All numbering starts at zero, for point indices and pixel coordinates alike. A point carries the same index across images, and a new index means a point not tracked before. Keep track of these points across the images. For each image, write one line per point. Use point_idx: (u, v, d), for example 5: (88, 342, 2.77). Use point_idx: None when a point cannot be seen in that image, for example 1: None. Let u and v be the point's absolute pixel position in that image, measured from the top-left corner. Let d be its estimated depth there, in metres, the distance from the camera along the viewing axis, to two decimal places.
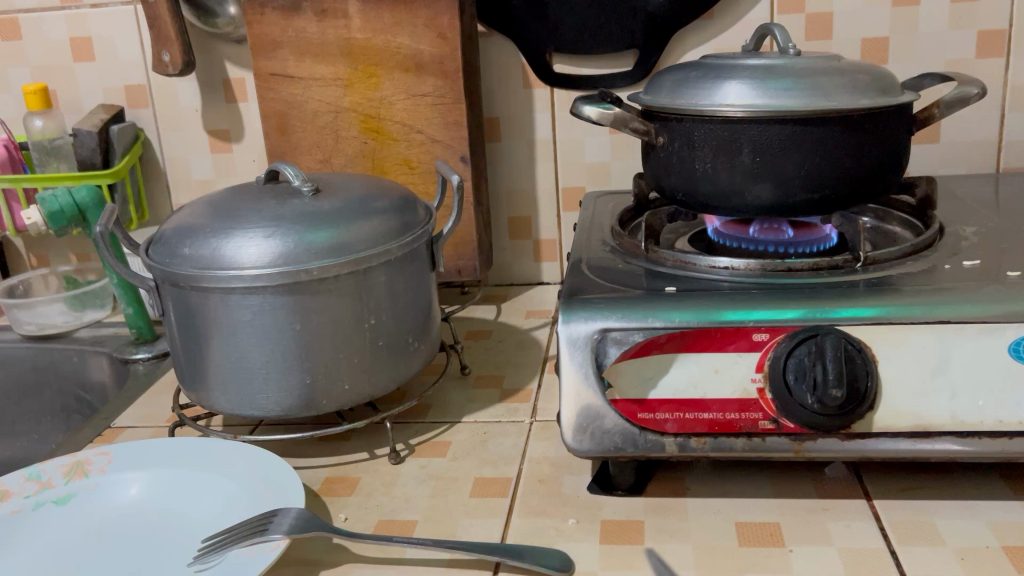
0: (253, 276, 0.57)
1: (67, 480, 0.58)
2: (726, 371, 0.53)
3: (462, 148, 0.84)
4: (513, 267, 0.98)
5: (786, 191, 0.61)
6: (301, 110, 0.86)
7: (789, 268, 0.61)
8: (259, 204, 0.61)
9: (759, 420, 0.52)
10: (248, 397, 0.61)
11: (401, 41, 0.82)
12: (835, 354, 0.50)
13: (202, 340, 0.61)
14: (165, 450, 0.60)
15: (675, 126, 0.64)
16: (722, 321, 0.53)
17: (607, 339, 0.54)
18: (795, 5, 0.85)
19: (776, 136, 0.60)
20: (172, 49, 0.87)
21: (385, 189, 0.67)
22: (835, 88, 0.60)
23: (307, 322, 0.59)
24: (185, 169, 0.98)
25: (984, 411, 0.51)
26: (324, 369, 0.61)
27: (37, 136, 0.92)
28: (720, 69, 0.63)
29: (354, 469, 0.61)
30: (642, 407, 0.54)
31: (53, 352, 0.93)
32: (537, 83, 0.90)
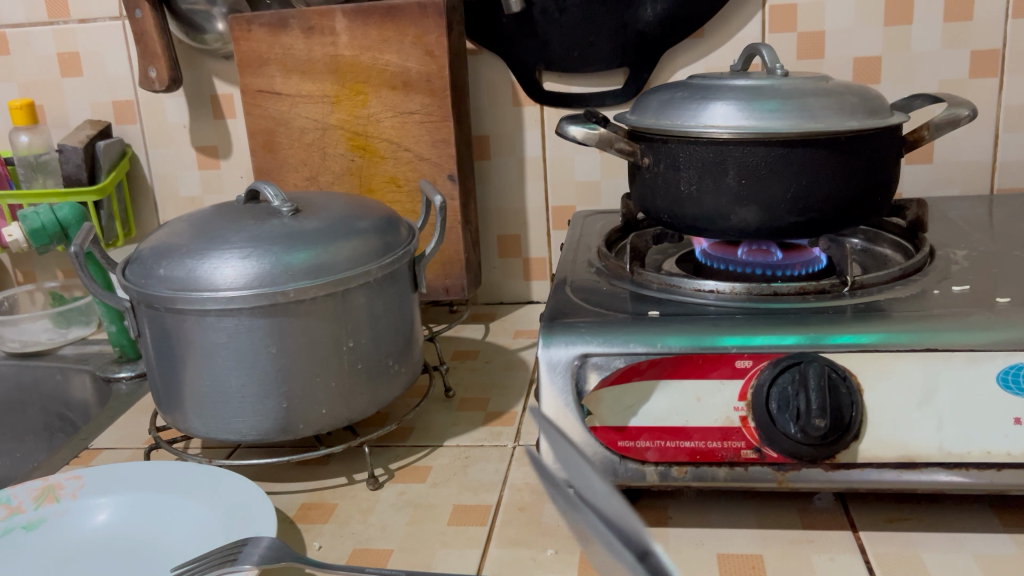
0: (229, 298, 0.56)
1: (38, 505, 0.57)
2: (708, 399, 0.51)
3: (449, 166, 0.83)
4: (503, 286, 0.97)
5: (772, 214, 0.60)
6: (289, 128, 0.86)
7: (775, 292, 0.60)
8: (237, 224, 0.61)
9: (742, 449, 0.51)
10: (225, 421, 0.60)
11: (388, 59, 0.81)
12: (818, 384, 0.49)
13: (178, 362, 0.60)
14: (139, 473, 0.59)
15: (660, 147, 0.63)
16: (704, 348, 0.52)
17: (587, 364, 0.53)
18: (787, 23, 0.84)
19: (762, 159, 0.59)
20: (160, 65, 0.86)
21: (367, 209, 0.66)
22: (822, 110, 0.59)
23: (284, 345, 0.58)
24: (172, 186, 0.98)
25: (973, 441, 0.49)
26: (301, 393, 0.60)
27: (24, 152, 0.92)
28: (706, 91, 0.62)
29: (332, 495, 0.60)
30: (622, 435, 0.52)
31: (36, 370, 0.92)
32: (527, 101, 0.90)
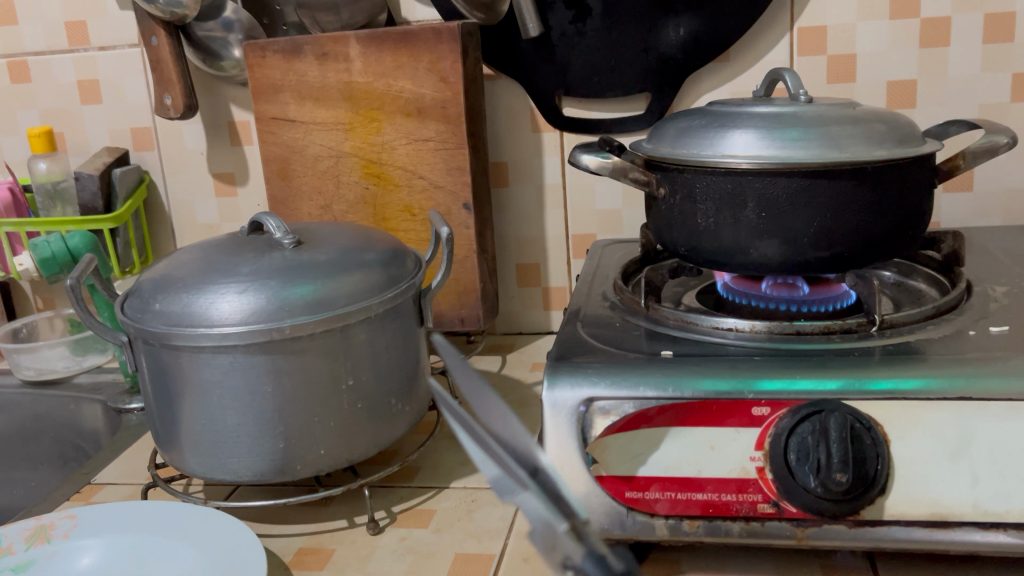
0: (223, 334, 0.54)
1: (28, 546, 0.55)
2: (722, 448, 0.48)
3: (465, 195, 0.81)
4: (522, 316, 0.94)
5: (795, 249, 0.57)
6: (303, 155, 0.84)
7: (798, 331, 0.57)
8: (236, 257, 0.59)
9: (758, 503, 0.48)
10: (220, 461, 0.58)
11: (402, 85, 0.79)
12: (840, 435, 0.45)
13: (174, 399, 0.58)
14: (130, 515, 0.57)
15: (676, 178, 0.60)
16: (718, 393, 0.49)
17: (593, 410, 0.50)
18: (816, 46, 0.81)
19: (783, 190, 0.56)
20: (174, 92, 0.86)
21: (372, 241, 0.64)
22: (848, 139, 0.56)
23: (280, 383, 0.56)
24: (189, 213, 0.97)
25: (1011, 500, 0.45)
26: (298, 433, 0.57)
27: (42, 179, 0.92)
28: (725, 119, 0.59)
29: (330, 539, 0.58)
30: (630, 485, 0.49)
31: (50, 399, 0.91)
32: (546, 127, 0.87)
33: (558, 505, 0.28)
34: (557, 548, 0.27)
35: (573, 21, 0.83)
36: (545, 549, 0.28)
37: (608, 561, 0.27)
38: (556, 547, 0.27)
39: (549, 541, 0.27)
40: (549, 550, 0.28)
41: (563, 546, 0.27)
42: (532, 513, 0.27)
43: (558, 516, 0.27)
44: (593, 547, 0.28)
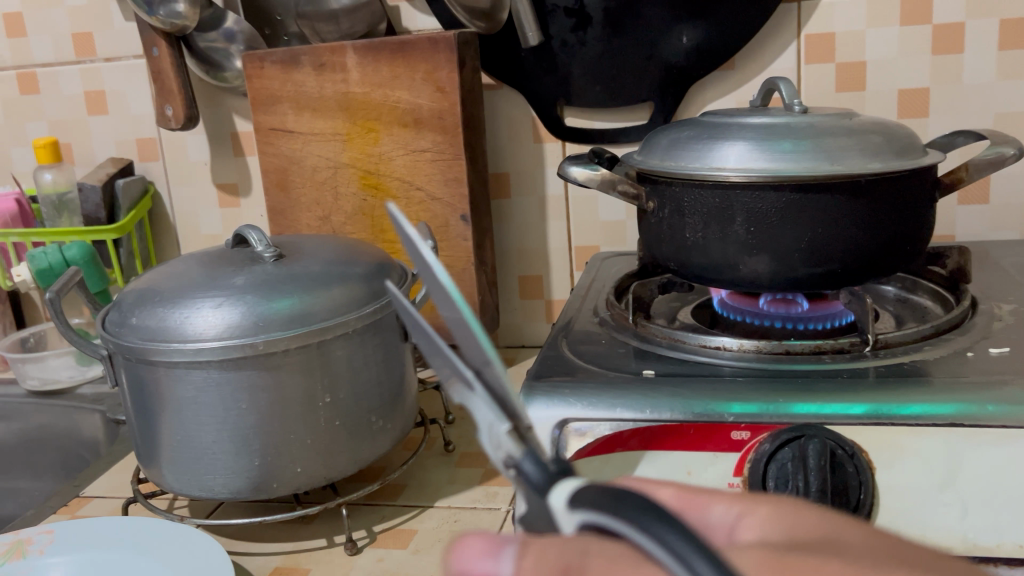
0: (197, 350, 0.53)
1: (4, 561, 0.55)
2: (699, 473, 0.46)
3: (463, 207, 0.80)
4: (524, 328, 0.93)
5: (785, 265, 0.55)
6: (301, 166, 0.84)
7: (788, 350, 0.55)
8: (216, 271, 0.58)
9: None
10: (196, 478, 0.57)
11: (399, 95, 0.79)
12: (819, 462, 0.43)
13: (152, 414, 0.57)
14: (105, 531, 0.56)
15: (665, 191, 0.58)
16: (697, 416, 0.47)
17: (568, 432, 0.48)
18: (824, 53, 0.79)
19: (772, 205, 0.53)
20: (176, 103, 0.85)
21: (356, 254, 0.63)
22: (841, 150, 0.54)
23: (255, 400, 0.55)
24: (194, 223, 0.97)
25: (1005, 533, 0.43)
26: (274, 451, 0.56)
27: (48, 189, 0.92)
28: (716, 131, 0.57)
29: (307, 559, 0.57)
30: None
31: (54, 409, 0.91)
32: (548, 137, 0.86)
33: (502, 407, 0.29)
34: (501, 448, 0.28)
35: (574, 29, 0.81)
36: (493, 449, 0.29)
37: (545, 463, 0.27)
38: (501, 447, 0.29)
39: (495, 440, 0.29)
40: (495, 448, 0.29)
41: (507, 445, 0.28)
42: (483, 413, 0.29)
43: (501, 417, 0.28)
44: (535, 450, 0.28)
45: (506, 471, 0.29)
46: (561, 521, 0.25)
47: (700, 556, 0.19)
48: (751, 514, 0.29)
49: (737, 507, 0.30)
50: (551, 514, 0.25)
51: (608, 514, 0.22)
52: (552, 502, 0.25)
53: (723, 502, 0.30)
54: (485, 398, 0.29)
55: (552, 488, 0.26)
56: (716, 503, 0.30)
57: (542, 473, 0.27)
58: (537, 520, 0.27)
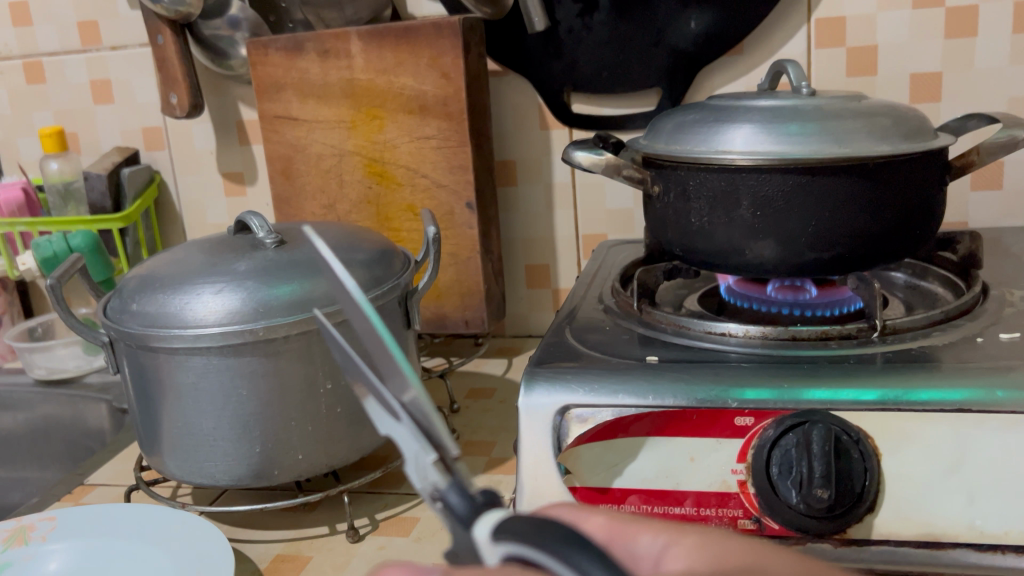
0: (197, 336, 0.53)
1: (5, 548, 0.55)
2: (703, 460, 0.46)
3: (468, 194, 0.79)
4: (531, 318, 0.92)
5: (792, 250, 0.54)
6: (306, 154, 0.83)
7: (794, 336, 0.54)
8: (216, 258, 0.58)
9: (738, 518, 0.45)
10: (198, 465, 0.56)
11: (404, 82, 0.78)
12: (823, 448, 0.43)
13: (154, 401, 0.57)
14: (105, 518, 0.56)
15: (670, 174, 0.57)
16: (700, 401, 0.46)
17: (569, 417, 0.48)
18: (834, 38, 0.78)
19: (778, 188, 0.52)
20: (180, 91, 0.85)
21: (358, 240, 0.62)
22: (849, 133, 0.53)
23: (255, 387, 0.54)
24: (200, 212, 0.96)
25: (1011, 520, 0.42)
26: (275, 438, 0.56)
27: (54, 179, 0.92)
28: (722, 114, 0.57)
29: (309, 547, 0.56)
30: (605, 497, 0.46)
31: (61, 398, 0.91)
32: (555, 124, 0.85)
33: (429, 438, 0.33)
34: (427, 479, 0.32)
35: (580, 15, 0.80)
36: (421, 479, 0.33)
37: (470, 494, 0.31)
38: (428, 478, 0.32)
39: (422, 471, 0.33)
40: (423, 480, 0.33)
41: (433, 476, 0.32)
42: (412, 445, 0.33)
43: (429, 448, 0.33)
44: (460, 481, 0.32)
45: (433, 502, 0.32)
46: (487, 552, 0.28)
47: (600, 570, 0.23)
48: (677, 543, 0.33)
49: (663, 537, 0.33)
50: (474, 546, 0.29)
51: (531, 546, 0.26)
52: (480, 535, 0.29)
53: (650, 532, 0.33)
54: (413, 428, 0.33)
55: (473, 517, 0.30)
56: (644, 533, 0.33)
57: (467, 504, 0.31)
58: (462, 548, 0.31)
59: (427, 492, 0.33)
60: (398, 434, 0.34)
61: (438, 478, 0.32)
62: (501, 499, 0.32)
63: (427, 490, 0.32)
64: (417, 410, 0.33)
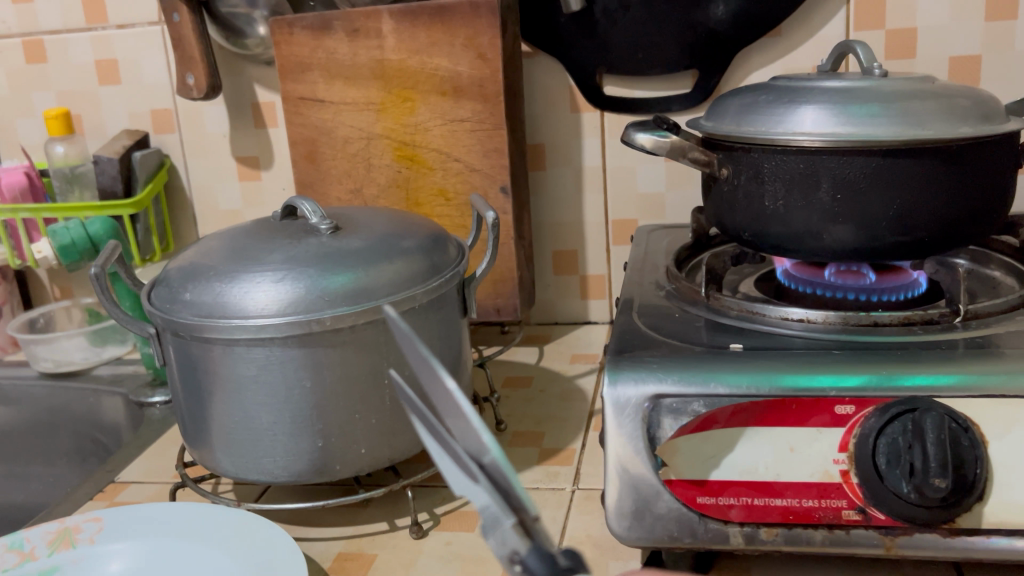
0: (259, 326, 0.50)
1: (52, 551, 0.52)
2: (803, 450, 0.44)
3: (502, 178, 0.77)
4: (558, 305, 0.90)
5: (871, 234, 0.53)
6: (332, 137, 0.80)
7: (874, 322, 0.53)
8: (271, 245, 0.55)
9: (843, 510, 0.44)
10: (254, 461, 0.54)
11: (437, 62, 0.76)
12: (937, 437, 0.42)
13: (206, 394, 0.54)
14: (160, 516, 0.54)
15: (742, 157, 0.56)
16: (796, 390, 0.45)
17: (660, 407, 0.46)
18: (873, 20, 0.77)
19: (860, 170, 0.51)
20: (198, 71, 0.82)
21: (412, 226, 0.60)
22: (929, 115, 0.52)
23: (319, 378, 0.52)
24: (212, 198, 0.93)
25: None
26: (338, 431, 0.53)
27: (59, 163, 0.88)
28: (793, 94, 0.55)
29: (372, 544, 0.54)
30: (702, 491, 0.45)
31: (70, 392, 0.88)
32: (586, 107, 0.83)
33: (507, 499, 0.27)
34: (504, 543, 0.27)
35: None
36: (498, 545, 0.27)
37: (555, 559, 0.26)
38: (505, 543, 0.27)
39: (498, 534, 0.27)
40: (499, 545, 0.27)
41: (511, 540, 0.27)
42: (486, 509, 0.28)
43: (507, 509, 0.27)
44: (542, 545, 0.27)
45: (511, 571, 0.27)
46: None
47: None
48: None
49: None
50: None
51: None
52: None
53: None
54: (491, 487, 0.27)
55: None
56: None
57: (549, 571, 0.26)
58: None
59: (503, 557, 0.27)
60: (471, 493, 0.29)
61: (517, 543, 0.27)
62: (586, 565, 0.26)
63: (503, 555, 0.27)
64: (495, 469, 0.27)
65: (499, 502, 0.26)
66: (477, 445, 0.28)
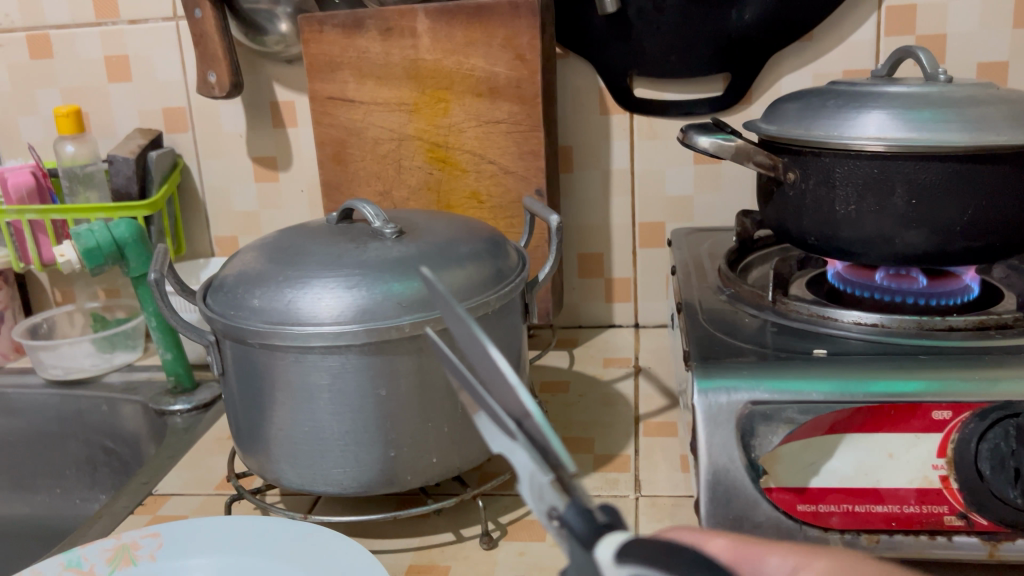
0: (336, 334, 0.49)
1: (112, 568, 0.50)
2: (902, 456, 0.44)
3: (538, 181, 0.76)
4: (582, 308, 0.90)
5: (945, 239, 0.53)
6: (361, 138, 0.79)
7: (950, 327, 0.53)
8: (337, 249, 0.54)
9: (944, 515, 0.44)
10: (323, 472, 0.52)
11: (474, 63, 0.74)
12: None
13: (271, 403, 0.52)
14: (222, 532, 0.52)
15: (811, 162, 0.55)
16: (894, 395, 0.45)
17: (755, 415, 0.46)
18: (905, 26, 0.78)
19: (936, 176, 0.52)
20: (220, 69, 0.79)
21: (472, 229, 0.59)
22: (1004, 119, 0.52)
23: (395, 387, 0.51)
24: (227, 200, 0.91)
25: None
26: (411, 440, 0.52)
27: (68, 162, 0.85)
28: (861, 98, 0.55)
29: (442, 556, 0.53)
30: (802, 497, 0.45)
31: (81, 400, 0.85)
32: (616, 109, 0.83)
33: (544, 456, 0.27)
34: (544, 499, 0.27)
35: None
36: (535, 499, 0.28)
37: (592, 514, 0.27)
38: (544, 498, 0.28)
39: (538, 490, 0.28)
40: (537, 498, 0.28)
41: (550, 497, 0.27)
42: (525, 465, 0.28)
43: (546, 468, 0.27)
44: (580, 500, 0.27)
45: (549, 522, 0.28)
46: None
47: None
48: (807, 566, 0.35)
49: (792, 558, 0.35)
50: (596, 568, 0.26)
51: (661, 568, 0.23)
52: (601, 557, 0.25)
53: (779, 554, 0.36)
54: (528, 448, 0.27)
55: (598, 542, 0.26)
56: (771, 555, 0.36)
57: (589, 527, 0.27)
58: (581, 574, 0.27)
59: (541, 510, 0.28)
60: (508, 449, 0.29)
61: (557, 499, 0.27)
62: (621, 519, 0.27)
63: (543, 509, 0.28)
64: (533, 427, 0.27)
65: (538, 460, 0.27)
66: (515, 403, 0.28)
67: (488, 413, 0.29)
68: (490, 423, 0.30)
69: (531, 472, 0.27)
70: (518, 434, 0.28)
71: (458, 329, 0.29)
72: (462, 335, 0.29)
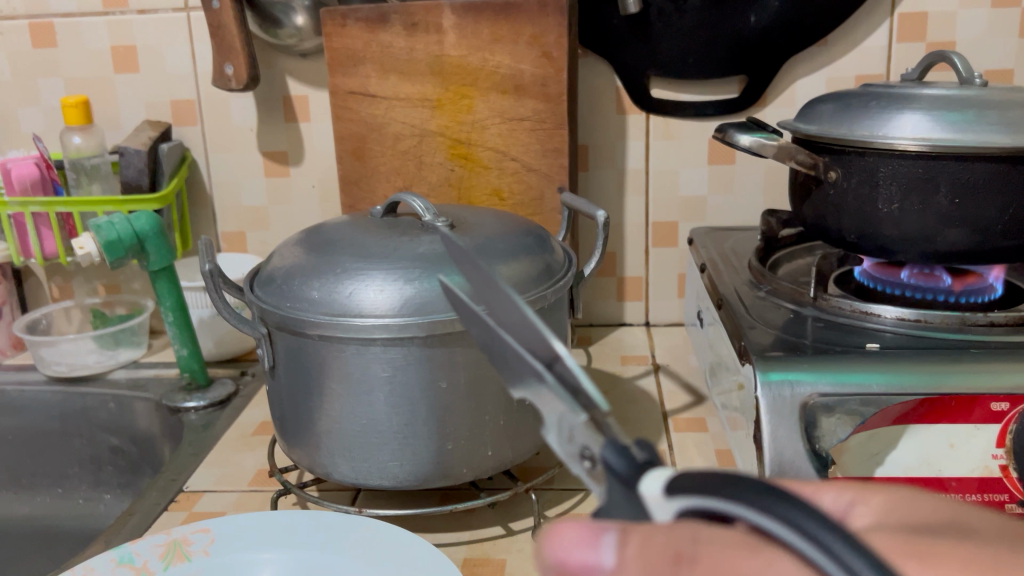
0: (401, 326, 0.48)
1: (165, 565, 0.49)
2: (963, 446, 0.46)
3: (561, 177, 0.76)
4: (594, 307, 0.91)
5: (985, 238, 0.55)
6: (382, 134, 0.78)
7: (991, 322, 0.55)
8: (391, 240, 0.53)
9: (1005, 503, 0.45)
10: (378, 465, 0.52)
11: (499, 60, 0.74)
12: None
13: (327, 396, 0.52)
14: (274, 528, 0.51)
15: (854, 161, 0.57)
16: (954, 387, 0.46)
17: (816, 408, 0.46)
18: (915, 32, 0.80)
19: (980, 176, 0.53)
20: (237, 61, 0.78)
21: (518, 224, 0.59)
22: None
23: (455, 379, 0.51)
24: (235, 195, 0.89)
25: None
26: (468, 433, 0.52)
27: (74, 154, 0.83)
28: (903, 99, 0.56)
29: (495, 549, 0.53)
30: None
31: (85, 398, 0.82)
32: (632, 109, 0.83)
33: (576, 397, 0.27)
34: (576, 440, 0.27)
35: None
36: (564, 441, 0.27)
37: (630, 452, 0.26)
38: (575, 438, 0.27)
39: (568, 431, 0.27)
40: (568, 440, 0.27)
41: (581, 436, 0.27)
42: (554, 408, 0.28)
43: (577, 408, 0.27)
44: (614, 439, 0.26)
45: (579, 464, 0.27)
46: (657, 509, 0.24)
47: (852, 547, 0.19)
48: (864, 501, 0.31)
49: (848, 494, 0.31)
50: (640, 504, 0.24)
51: (712, 496, 0.22)
52: (647, 492, 0.24)
53: (833, 491, 0.31)
54: (555, 388, 0.27)
55: (640, 479, 0.25)
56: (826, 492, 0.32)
57: (627, 465, 0.25)
58: (619, 512, 0.26)
59: (573, 456, 0.27)
60: (537, 398, 0.29)
61: (589, 439, 0.27)
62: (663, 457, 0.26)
63: (574, 450, 0.27)
64: (562, 370, 0.28)
65: (569, 403, 0.27)
66: (542, 347, 0.28)
67: (516, 366, 0.30)
68: (519, 377, 0.30)
69: (561, 414, 0.27)
70: (546, 375, 0.28)
71: (494, 293, 0.31)
72: (496, 296, 0.31)
